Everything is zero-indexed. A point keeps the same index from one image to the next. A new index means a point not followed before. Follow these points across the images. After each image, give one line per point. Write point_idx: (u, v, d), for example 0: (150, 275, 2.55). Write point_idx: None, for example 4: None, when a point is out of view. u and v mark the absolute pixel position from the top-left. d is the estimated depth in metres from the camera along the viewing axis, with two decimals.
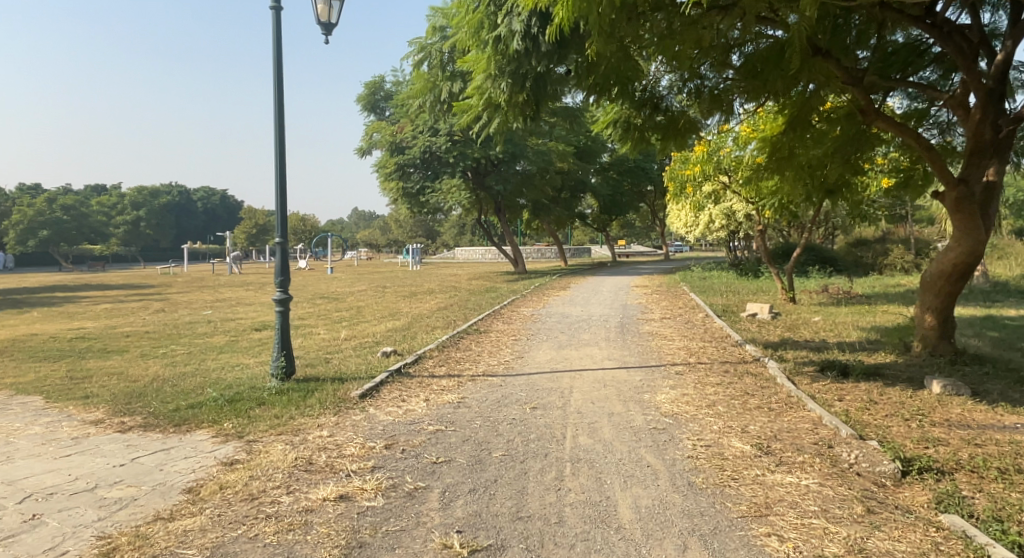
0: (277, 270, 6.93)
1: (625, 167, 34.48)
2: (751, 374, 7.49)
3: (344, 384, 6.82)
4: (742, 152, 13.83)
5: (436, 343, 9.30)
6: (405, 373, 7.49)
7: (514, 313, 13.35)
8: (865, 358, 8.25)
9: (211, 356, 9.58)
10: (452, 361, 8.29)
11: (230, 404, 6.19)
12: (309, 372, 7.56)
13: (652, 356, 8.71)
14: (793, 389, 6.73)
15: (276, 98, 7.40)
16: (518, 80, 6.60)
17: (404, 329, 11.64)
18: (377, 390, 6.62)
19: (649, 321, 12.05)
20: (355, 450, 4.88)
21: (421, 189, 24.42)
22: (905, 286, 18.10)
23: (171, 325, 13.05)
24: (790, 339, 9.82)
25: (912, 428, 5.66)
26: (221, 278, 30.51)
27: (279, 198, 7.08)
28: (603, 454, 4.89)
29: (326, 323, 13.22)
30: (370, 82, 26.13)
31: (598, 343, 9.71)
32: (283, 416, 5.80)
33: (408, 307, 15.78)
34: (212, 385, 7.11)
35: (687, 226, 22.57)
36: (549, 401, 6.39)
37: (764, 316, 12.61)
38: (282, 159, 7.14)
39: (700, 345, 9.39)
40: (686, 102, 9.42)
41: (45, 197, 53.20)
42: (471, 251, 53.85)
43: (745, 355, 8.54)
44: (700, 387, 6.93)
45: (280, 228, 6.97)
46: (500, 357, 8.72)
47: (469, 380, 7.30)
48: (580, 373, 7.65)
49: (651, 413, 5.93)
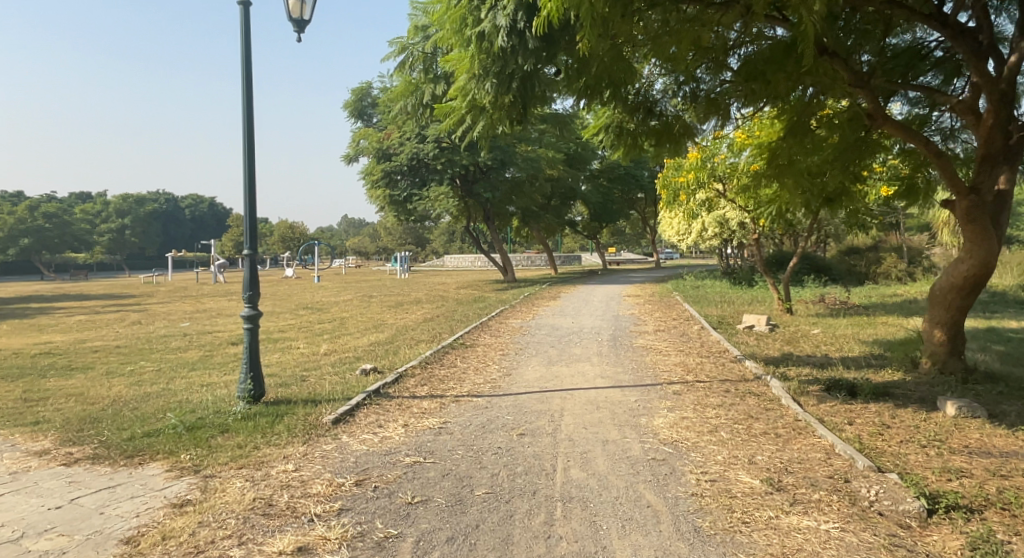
0: (246, 284, 6.43)
1: (615, 174, 34.13)
2: (753, 394, 7.06)
3: (316, 408, 6.31)
4: (737, 159, 13.47)
5: (419, 360, 8.81)
6: (385, 394, 7.00)
7: (503, 325, 12.86)
8: (872, 375, 7.83)
9: (180, 374, 9.05)
10: (435, 380, 7.79)
11: (190, 432, 5.67)
12: (281, 393, 7.05)
13: (647, 373, 8.25)
14: (800, 412, 6.29)
15: (245, 100, 6.93)
16: (503, 80, 6.15)
17: (387, 343, 11.13)
18: (354, 414, 6.14)
19: (642, 334, 11.59)
20: (321, 488, 4.39)
21: (408, 196, 23.92)
22: (902, 296, 17.78)
23: (143, 340, 12.49)
24: (790, 354, 9.40)
25: (931, 456, 5.22)
26: (204, 287, 29.88)
27: (248, 203, 6.60)
28: (598, 491, 4.43)
29: (307, 336, 12.69)
30: (357, 88, 25.68)
31: (591, 359, 9.24)
32: (246, 446, 5.29)
33: (394, 318, 15.28)
34: (175, 409, 6.58)
35: (679, 234, 22.28)
36: (538, 426, 5.91)
37: (761, 329, 12.19)
38: (251, 166, 6.65)
39: (698, 361, 8.93)
40: (681, 106, 9.02)
41: (27, 205, 52.50)
42: (460, 258, 53.35)
43: (745, 372, 8.10)
44: (699, 409, 6.47)
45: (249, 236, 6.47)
46: (486, 375, 8.24)
47: (452, 401, 6.81)
48: (572, 393, 7.18)
49: (649, 441, 5.47)
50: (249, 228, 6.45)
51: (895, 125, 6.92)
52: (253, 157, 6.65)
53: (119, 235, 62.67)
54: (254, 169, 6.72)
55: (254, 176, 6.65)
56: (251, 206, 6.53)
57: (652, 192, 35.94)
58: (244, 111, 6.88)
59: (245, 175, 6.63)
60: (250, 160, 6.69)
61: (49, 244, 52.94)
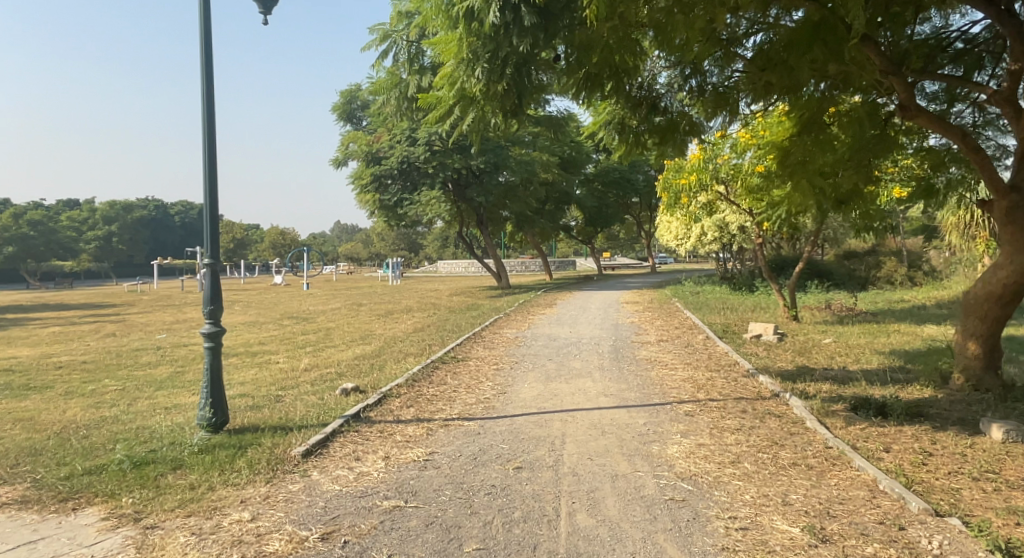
0: (206, 298, 5.73)
1: (610, 178, 33.56)
2: (775, 415, 6.37)
3: (285, 438, 5.58)
4: (742, 160, 12.80)
5: (406, 377, 8.08)
6: (365, 418, 6.28)
7: (497, 335, 12.14)
8: (900, 392, 7.16)
9: (145, 395, 8.30)
10: (422, 401, 7.07)
11: (137, 469, 4.93)
12: (249, 419, 6.32)
13: (654, 390, 7.55)
14: (830, 437, 5.60)
15: (204, 95, 6.21)
16: (496, 66, 5.48)
17: (373, 356, 10.41)
18: (328, 444, 5.42)
19: (645, 344, 10.92)
20: (279, 546, 3.69)
21: (399, 201, 23.17)
22: (908, 302, 17.19)
23: (114, 355, 11.70)
24: (806, 367, 8.74)
25: (988, 491, 4.55)
26: (189, 295, 29.01)
27: (209, 206, 5.88)
28: (610, 544, 3.74)
29: (288, 349, 11.93)
30: (346, 91, 24.95)
31: (592, 374, 8.53)
32: (199, 488, 4.58)
33: (381, 328, 14.54)
34: (128, 438, 5.85)
35: (677, 238, 21.71)
36: (537, 457, 5.20)
37: (770, 338, 11.52)
38: (213, 165, 5.95)
39: (708, 376, 8.25)
40: (688, 101, 8.30)
41: (12, 212, 51.47)
42: (453, 265, 52.62)
43: (761, 389, 7.41)
44: (717, 435, 5.78)
45: (209, 242, 5.77)
46: (478, 394, 7.53)
47: (441, 427, 6.11)
48: (574, 415, 6.49)
49: (665, 476, 4.78)
50: (208, 231, 5.75)
51: (930, 117, 6.26)
52: (215, 154, 5.97)
53: (107, 242, 61.61)
54: (216, 167, 6.04)
55: (215, 175, 5.94)
56: (213, 206, 5.85)
57: (647, 196, 35.36)
58: (204, 107, 6.17)
59: (205, 171, 5.94)
60: (212, 156, 6.00)
61: (35, 252, 52.13)
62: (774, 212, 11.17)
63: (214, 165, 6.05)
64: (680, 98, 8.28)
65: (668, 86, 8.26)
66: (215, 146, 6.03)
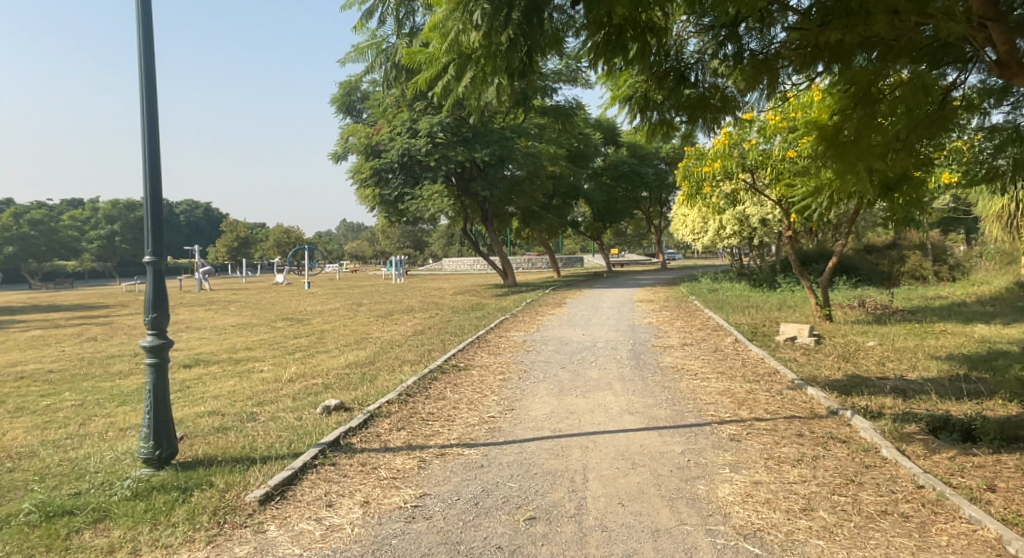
0: (147, 304, 4.66)
1: (619, 171, 32.43)
2: (840, 441, 5.32)
3: (242, 475, 4.52)
4: (772, 144, 11.79)
5: (399, 391, 7.00)
6: (345, 446, 5.21)
7: (502, 339, 11.05)
8: (979, 409, 6.09)
9: (101, 413, 7.23)
10: (415, 421, 5.99)
11: (46, 522, 3.89)
12: (205, 448, 5.24)
13: (687, 407, 6.47)
14: (919, 471, 4.51)
15: (143, 60, 5.12)
16: (499, 7, 4.41)
17: (367, 364, 9.34)
18: (298, 483, 4.40)
19: (669, 349, 9.84)
20: None
21: (400, 196, 22.09)
22: (943, 300, 16.03)
23: (85, 363, 10.64)
24: (859, 379, 7.66)
25: None
26: (186, 295, 28.05)
27: (149, 192, 4.77)
28: None
29: (275, 355, 10.86)
30: (344, 82, 23.62)
31: (613, 386, 7.44)
32: (118, 552, 3.55)
33: (379, 331, 13.50)
34: (53, 475, 4.78)
35: (694, 232, 20.70)
36: (555, 503, 4.16)
37: (806, 342, 10.46)
38: (152, 141, 4.84)
39: (747, 389, 7.17)
40: (721, 71, 7.19)
41: (12, 212, 50.64)
42: (458, 262, 51.57)
43: (815, 407, 6.35)
44: (775, 469, 4.72)
45: (150, 236, 4.71)
46: (483, 412, 6.46)
47: (437, 457, 5.06)
48: (597, 439, 5.44)
49: (721, 532, 3.74)
50: (148, 222, 4.70)
51: None
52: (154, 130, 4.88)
53: (109, 241, 60.52)
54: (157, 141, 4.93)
55: (155, 152, 4.82)
56: (153, 188, 4.78)
57: (658, 190, 34.20)
58: (141, 76, 5.04)
59: (145, 146, 4.85)
60: (151, 131, 4.89)
61: (35, 253, 51.48)
62: (812, 201, 10.04)
63: (156, 141, 4.93)
64: (713, 67, 7.18)
65: (700, 55, 7.19)
66: (156, 119, 4.92)
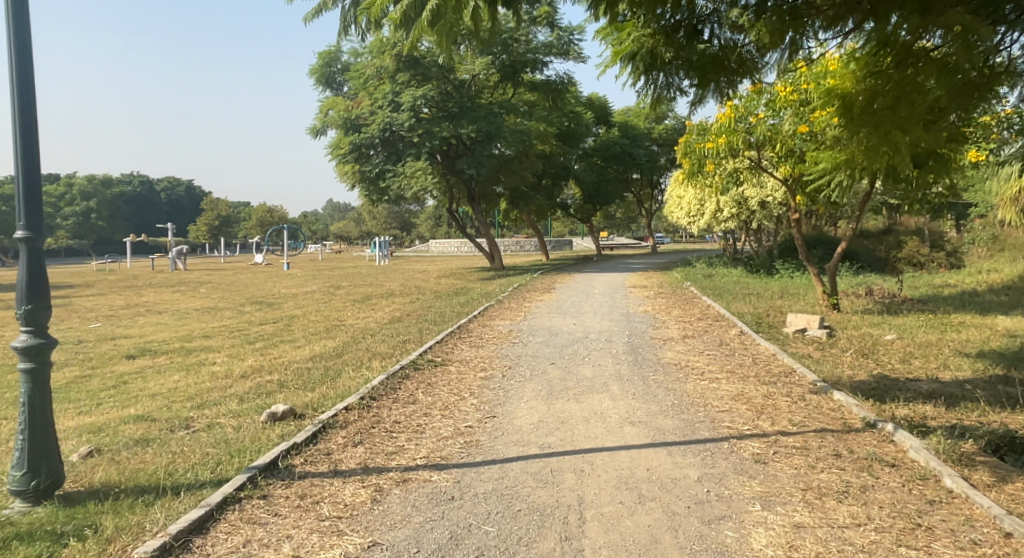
0: (22, 294, 3.62)
1: (610, 152, 31.39)
2: (889, 465, 4.39)
3: (145, 513, 3.52)
4: (781, 119, 10.96)
5: (362, 393, 6.01)
6: (284, 470, 4.20)
7: (485, 329, 10.03)
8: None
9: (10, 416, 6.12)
10: (376, 434, 5.00)
11: None
12: (108, 470, 4.21)
13: (698, 416, 5.55)
14: (1002, 513, 3.59)
15: None
16: None
17: (333, 358, 8.30)
18: (210, 528, 3.42)
19: (669, 342, 8.91)
20: None
21: (382, 172, 20.60)
22: (953, 290, 15.19)
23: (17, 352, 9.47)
24: (887, 381, 6.76)
25: None
26: (157, 275, 26.69)
27: (21, 144, 3.66)
28: None
29: (234, 344, 9.76)
30: (324, 51, 22.31)
31: (609, 388, 6.48)
32: None
33: (353, 318, 12.45)
34: None
35: (690, 215, 19.74)
36: None
37: (817, 335, 9.59)
38: (24, 73, 3.68)
39: (763, 393, 6.24)
40: (740, 24, 5.97)
41: None
42: (445, 244, 50.41)
43: (847, 417, 5.44)
44: (818, 505, 3.81)
45: (23, 207, 3.65)
46: (458, 421, 5.49)
47: (398, 485, 4.08)
48: (595, 461, 4.48)
49: None
50: (19, 189, 3.62)
51: None
52: (29, 58, 3.71)
53: (85, 218, 58.61)
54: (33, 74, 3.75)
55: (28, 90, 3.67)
56: (31, 143, 3.71)
57: (650, 173, 33.23)
58: None
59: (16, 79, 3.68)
60: (25, 64, 3.70)
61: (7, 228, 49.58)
62: (829, 177, 9.01)
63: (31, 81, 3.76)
64: (730, 19, 5.95)
65: (715, 5, 5.92)
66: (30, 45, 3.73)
